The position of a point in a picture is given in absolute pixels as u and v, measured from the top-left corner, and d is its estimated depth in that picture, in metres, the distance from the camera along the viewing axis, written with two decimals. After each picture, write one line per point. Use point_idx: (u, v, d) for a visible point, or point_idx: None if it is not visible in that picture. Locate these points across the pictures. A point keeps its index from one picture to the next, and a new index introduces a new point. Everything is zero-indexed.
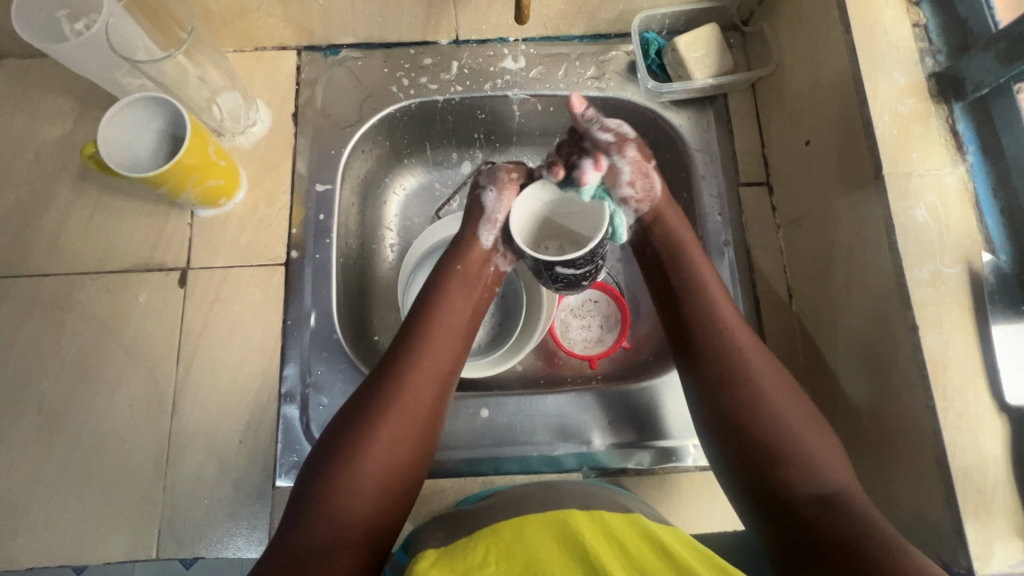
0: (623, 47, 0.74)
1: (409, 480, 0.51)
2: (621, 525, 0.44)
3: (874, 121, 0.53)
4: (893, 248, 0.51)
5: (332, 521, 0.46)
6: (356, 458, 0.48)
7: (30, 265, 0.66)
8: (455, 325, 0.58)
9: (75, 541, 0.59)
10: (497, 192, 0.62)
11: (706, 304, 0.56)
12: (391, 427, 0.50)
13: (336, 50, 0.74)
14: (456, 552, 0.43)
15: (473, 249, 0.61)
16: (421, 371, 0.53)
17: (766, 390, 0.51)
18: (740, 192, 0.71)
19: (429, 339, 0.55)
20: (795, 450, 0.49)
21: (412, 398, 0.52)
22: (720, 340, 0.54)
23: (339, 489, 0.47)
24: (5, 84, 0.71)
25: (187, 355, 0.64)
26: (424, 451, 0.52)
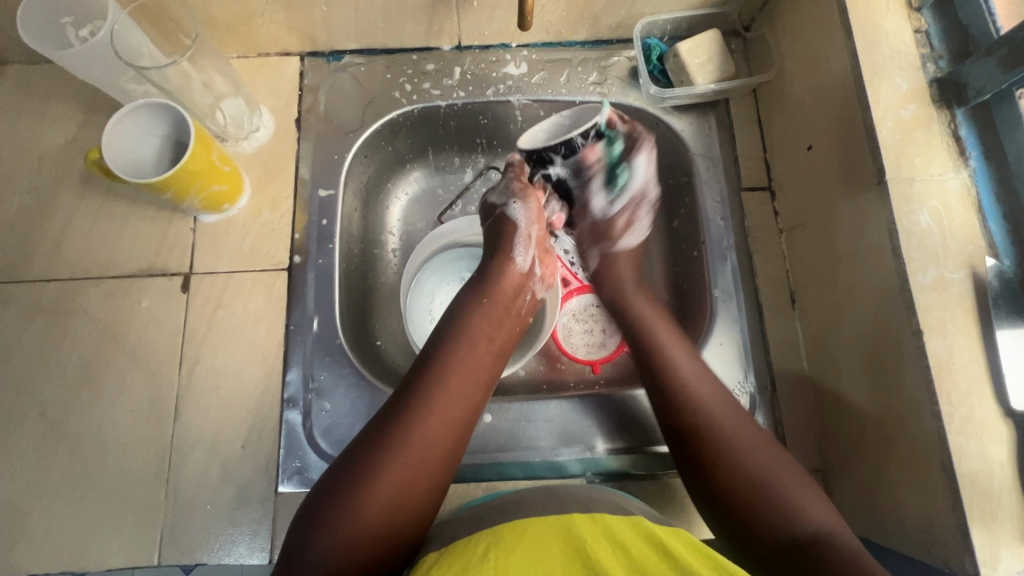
0: (625, 53, 0.75)
1: (415, 520, 0.49)
2: (623, 528, 0.44)
3: (876, 126, 0.53)
4: (896, 252, 0.51)
5: (328, 555, 0.45)
6: (377, 473, 0.48)
7: (33, 270, 0.66)
8: (476, 361, 0.56)
9: (76, 548, 0.59)
10: (519, 201, 0.67)
11: (645, 334, 0.62)
12: (402, 467, 0.49)
13: (339, 56, 0.74)
14: (458, 552, 0.43)
15: (505, 279, 0.63)
16: (449, 394, 0.53)
17: (717, 416, 0.54)
18: (742, 197, 0.71)
19: (448, 377, 0.54)
20: (753, 477, 0.50)
21: (426, 439, 0.50)
22: (676, 375, 0.57)
23: (354, 502, 0.47)
24: (10, 90, 0.71)
25: (189, 360, 0.64)
26: (434, 494, 0.50)
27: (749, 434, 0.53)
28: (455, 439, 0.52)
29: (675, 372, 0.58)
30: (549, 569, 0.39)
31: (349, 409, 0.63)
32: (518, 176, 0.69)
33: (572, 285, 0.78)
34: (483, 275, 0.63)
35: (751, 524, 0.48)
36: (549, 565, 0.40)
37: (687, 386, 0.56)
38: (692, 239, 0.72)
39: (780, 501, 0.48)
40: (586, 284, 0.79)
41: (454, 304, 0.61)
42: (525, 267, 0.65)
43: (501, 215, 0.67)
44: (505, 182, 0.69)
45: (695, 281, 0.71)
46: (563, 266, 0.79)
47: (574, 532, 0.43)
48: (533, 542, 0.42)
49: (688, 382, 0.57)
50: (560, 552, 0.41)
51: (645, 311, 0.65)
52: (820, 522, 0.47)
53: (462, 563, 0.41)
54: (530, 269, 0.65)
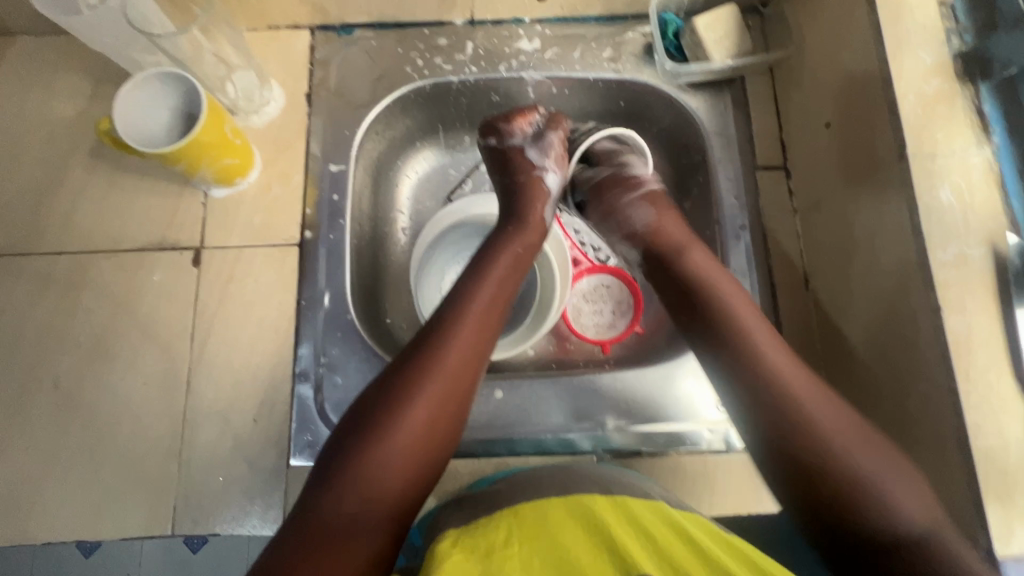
0: (640, 28, 0.73)
1: (437, 457, 0.50)
2: (650, 517, 0.44)
3: (899, 101, 0.52)
4: (917, 229, 0.50)
5: (361, 496, 0.46)
6: (382, 441, 0.47)
7: (44, 243, 0.66)
8: (493, 305, 0.56)
9: (90, 516, 0.59)
10: (555, 169, 0.66)
11: (733, 320, 0.53)
12: (426, 402, 0.49)
13: (350, 30, 0.73)
14: (477, 530, 0.44)
15: (528, 225, 0.62)
16: (455, 354, 0.52)
17: (809, 401, 0.49)
18: (757, 176, 0.70)
19: (464, 321, 0.53)
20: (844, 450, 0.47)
21: (447, 377, 0.51)
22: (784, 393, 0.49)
23: (370, 469, 0.47)
24: (18, 61, 0.70)
25: (201, 334, 0.64)
26: (450, 431, 0.51)
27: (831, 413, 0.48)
28: (460, 395, 0.51)
29: (781, 390, 0.50)
30: (575, 558, 0.40)
31: (360, 384, 0.63)
32: (563, 138, 0.67)
33: (583, 265, 0.79)
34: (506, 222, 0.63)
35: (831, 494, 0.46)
36: (575, 553, 0.41)
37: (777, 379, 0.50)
38: (705, 218, 0.72)
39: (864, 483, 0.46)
40: (596, 264, 0.79)
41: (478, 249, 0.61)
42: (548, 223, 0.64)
43: (530, 172, 0.65)
44: (546, 137, 0.66)
45: None
46: (574, 246, 0.79)
47: (597, 517, 0.43)
48: (555, 523, 0.43)
49: (765, 355, 0.51)
50: (585, 537, 0.42)
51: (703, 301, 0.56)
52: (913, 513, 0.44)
53: (483, 551, 0.41)
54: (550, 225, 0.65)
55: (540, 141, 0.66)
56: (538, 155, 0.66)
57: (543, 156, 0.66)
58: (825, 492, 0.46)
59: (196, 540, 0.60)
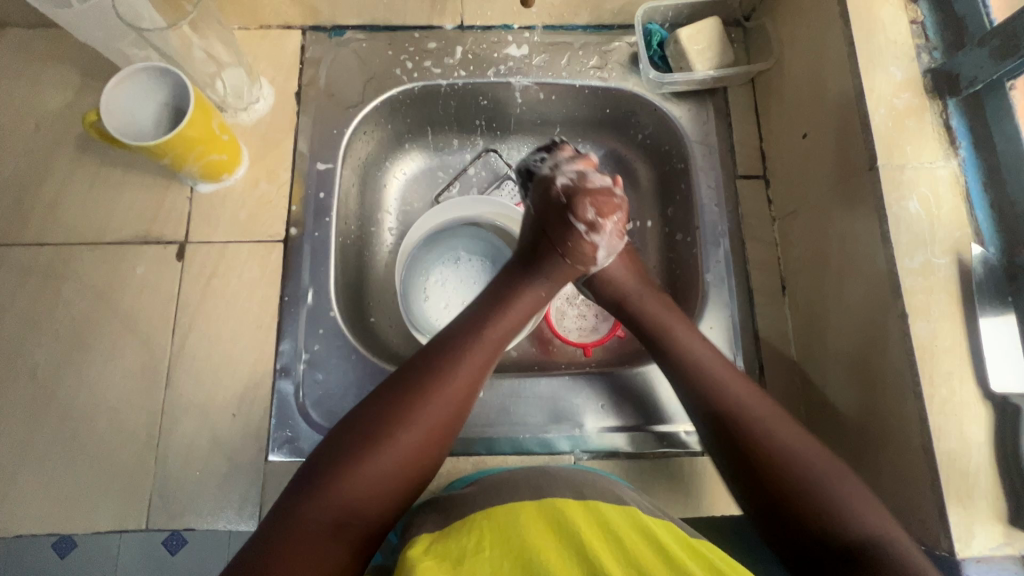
0: (626, 38, 0.75)
1: (423, 473, 0.50)
2: (618, 519, 0.45)
3: (870, 114, 0.54)
4: (885, 238, 0.52)
5: (339, 501, 0.46)
6: (372, 455, 0.47)
7: (26, 234, 0.66)
8: (499, 335, 0.57)
9: (63, 509, 0.59)
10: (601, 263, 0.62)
11: (684, 354, 0.57)
12: (424, 420, 0.50)
13: (340, 31, 0.74)
14: (450, 536, 0.45)
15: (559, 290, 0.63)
16: (460, 377, 0.53)
17: (776, 426, 0.50)
18: (737, 184, 0.72)
19: (472, 345, 0.55)
20: (804, 472, 0.48)
21: (448, 397, 0.51)
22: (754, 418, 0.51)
23: (355, 475, 0.47)
24: (8, 53, 0.71)
25: (182, 328, 0.64)
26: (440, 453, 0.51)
27: (787, 433, 0.50)
28: (455, 420, 0.52)
29: (750, 418, 0.51)
30: (541, 557, 0.41)
31: (341, 381, 0.64)
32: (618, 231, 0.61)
33: None
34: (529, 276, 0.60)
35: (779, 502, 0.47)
36: (541, 554, 0.41)
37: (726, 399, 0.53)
38: (686, 225, 0.74)
39: (819, 496, 0.46)
40: None
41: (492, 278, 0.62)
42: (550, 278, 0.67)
43: (585, 267, 0.62)
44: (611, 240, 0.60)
45: (690, 267, 0.72)
46: None
47: (567, 521, 0.44)
48: (524, 529, 0.44)
49: (724, 384, 0.54)
50: (553, 540, 0.43)
51: (677, 329, 0.59)
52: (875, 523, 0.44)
53: (454, 557, 0.42)
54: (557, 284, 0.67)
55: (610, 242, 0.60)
56: (605, 255, 0.61)
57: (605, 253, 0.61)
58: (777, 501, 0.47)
59: (176, 539, 0.59)
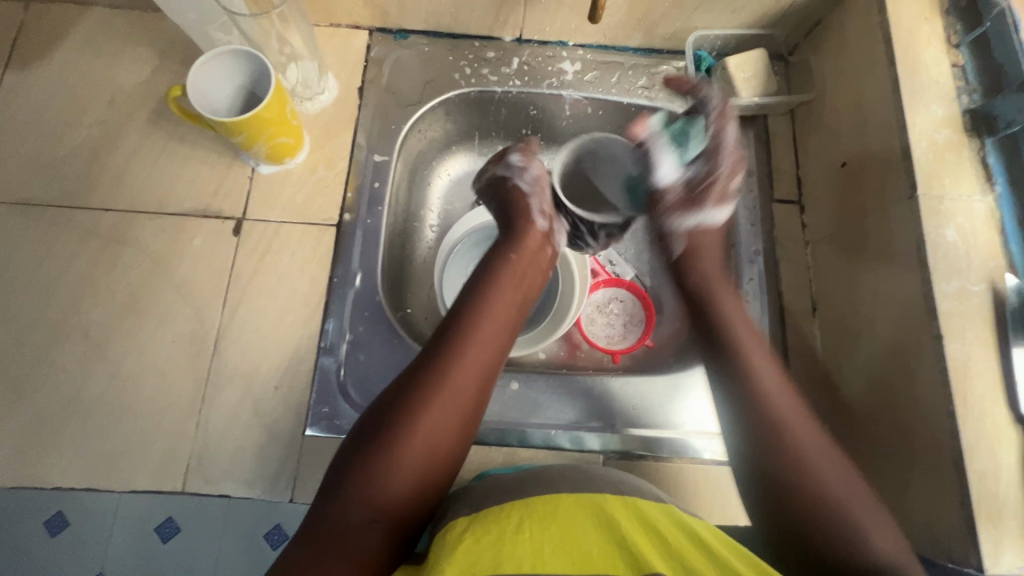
0: (674, 63, 0.79)
1: (445, 462, 0.50)
2: (660, 517, 0.45)
3: (912, 146, 0.57)
4: (923, 262, 0.54)
5: (367, 500, 0.46)
6: (396, 452, 0.48)
7: (92, 199, 0.69)
8: (501, 317, 0.57)
9: (103, 465, 0.60)
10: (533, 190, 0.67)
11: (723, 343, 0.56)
12: (433, 412, 0.50)
13: (405, 35, 0.78)
14: (488, 515, 0.45)
15: (530, 234, 0.64)
16: (464, 365, 0.52)
17: (801, 433, 0.50)
18: (773, 207, 0.74)
19: (474, 330, 0.55)
20: (822, 481, 0.48)
21: (454, 388, 0.51)
22: (783, 427, 0.51)
23: (379, 474, 0.47)
24: (91, 29, 0.75)
25: (233, 299, 0.66)
26: (461, 441, 0.52)
27: (814, 444, 0.50)
28: (466, 408, 0.52)
29: (777, 419, 0.51)
30: (587, 555, 0.41)
31: (381, 363, 0.65)
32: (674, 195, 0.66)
33: (600, 277, 0.82)
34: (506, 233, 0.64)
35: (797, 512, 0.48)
36: (588, 551, 0.41)
37: (761, 398, 0.52)
38: (722, 243, 0.76)
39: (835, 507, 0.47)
40: (612, 278, 0.82)
41: (485, 257, 0.63)
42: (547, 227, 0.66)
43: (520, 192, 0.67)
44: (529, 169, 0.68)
45: None
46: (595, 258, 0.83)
47: (613, 517, 0.44)
48: (565, 516, 0.44)
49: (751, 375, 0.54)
50: (599, 538, 0.43)
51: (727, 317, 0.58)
52: (886, 547, 0.45)
53: (495, 536, 0.42)
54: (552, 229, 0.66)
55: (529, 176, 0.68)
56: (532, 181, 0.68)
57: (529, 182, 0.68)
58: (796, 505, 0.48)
59: (169, 527, 0.59)
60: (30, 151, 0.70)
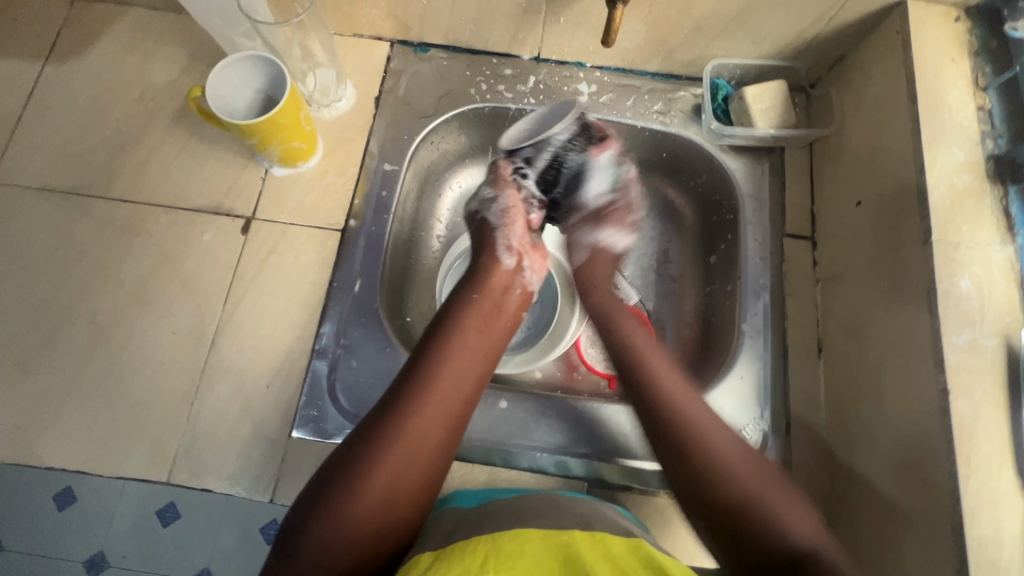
0: (692, 89, 0.78)
1: (404, 512, 0.49)
2: (627, 555, 0.44)
3: (928, 190, 0.55)
4: (932, 312, 0.52)
5: (322, 553, 0.46)
6: (347, 505, 0.47)
7: (112, 190, 0.71)
8: (465, 361, 0.56)
9: (95, 449, 0.62)
10: (501, 221, 0.69)
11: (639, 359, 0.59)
12: (386, 466, 0.49)
13: (425, 48, 0.79)
14: (453, 553, 0.44)
15: (494, 275, 0.64)
16: (420, 415, 0.52)
17: (709, 428, 0.53)
18: (784, 241, 0.72)
19: (433, 376, 0.54)
20: (765, 505, 0.48)
21: (410, 437, 0.50)
22: (688, 420, 0.53)
23: (333, 528, 0.46)
24: (128, 29, 0.78)
25: (235, 296, 0.68)
26: (422, 489, 0.51)
27: (751, 465, 0.51)
28: (422, 458, 0.51)
29: (700, 433, 0.52)
30: None
31: (373, 370, 0.65)
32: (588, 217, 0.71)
33: None
34: (472, 273, 0.65)
35: (747, 533, 0.47)
36: None
37: (681, 414, 0.54)
38: (729, 273, 0.75)
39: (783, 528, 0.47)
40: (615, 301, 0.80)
41: (447, 300, 0.62)
42: (512, 267, 0.66)
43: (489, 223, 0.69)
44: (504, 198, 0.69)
45: (727, 316, 0.73)
46: None
47: (576, 554, 0.43)
48: (533, 555, 0.43)
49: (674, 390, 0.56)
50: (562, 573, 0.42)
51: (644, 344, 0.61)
52: (799, 525, 0.47)
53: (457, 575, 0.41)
54: (516, 269, 0.66)
55: (496, 206, 0.69)
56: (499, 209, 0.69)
57: (499, 217, 0.69)
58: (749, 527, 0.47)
59: (170, 512, 0.60)
60: (60, 140, 0.73)
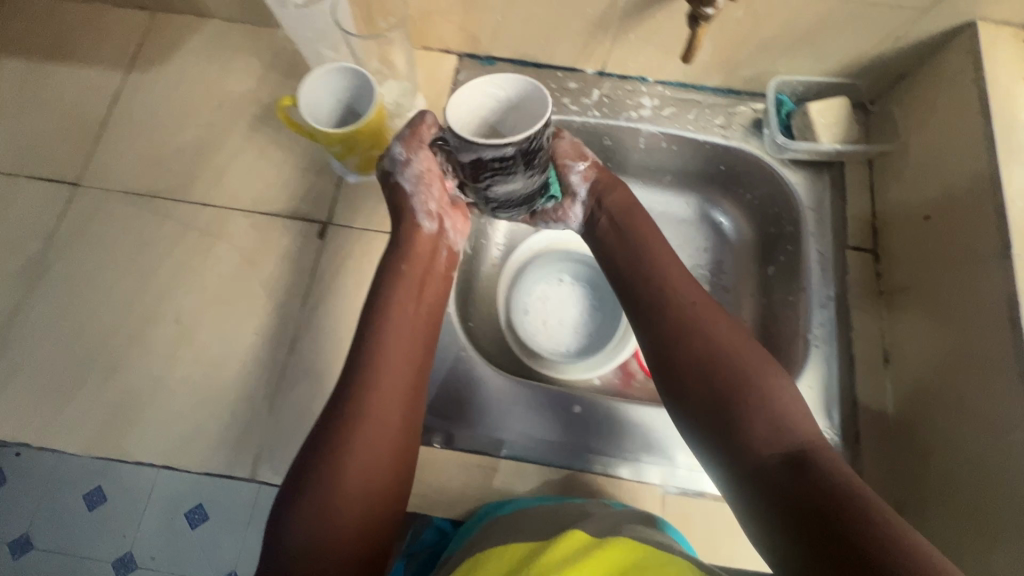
0: (752, 104, 0.80)
1: (388, 473, 0.53)
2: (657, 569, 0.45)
3: (1006, 205, 0.57)
4: (1015, 323, 0.54)
5: (320, 512, 0.48)
6: (334, 471, 0.50)
7: (193, 194, 0.74)
8: (412, 329, 0.59)
9: (180, 445, 0.64)
10: (412, 184, 0.63)
11: (656, 272, 0.61)
12: (361, 433, 0.52)
13: (492, 62, 0.82)
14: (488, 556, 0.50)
15: (418, 238, 0.63)
16: (385, 382, 0.55)
17: (714, 333, 0.56)
18: (847, 253, 0.74)
19: (379, 342, 0.57)
20: (770, 402, 0.51)
21: (379, 403, 0.54)
22: (698, 333, 0.56)
23: (327, 490, 0.49)
24: (207, 39, 0.81)
25: (313, 298, 0.70)
26: (400, 448, 0.54)
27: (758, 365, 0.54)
28: (392, 421, 0.54)
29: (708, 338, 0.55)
30: None
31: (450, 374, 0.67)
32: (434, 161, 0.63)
33: None
34: (395, 239, 0.64)
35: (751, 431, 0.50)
36: None
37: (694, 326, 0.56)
38: (791, 284, 0.76)
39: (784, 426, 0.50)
40: None
41: (377, 272, 0.62)
42: (434, 230, 0.65)
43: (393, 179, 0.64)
44: (412, 161, 0.62)
45: (789, 326, 0.75)
46: None
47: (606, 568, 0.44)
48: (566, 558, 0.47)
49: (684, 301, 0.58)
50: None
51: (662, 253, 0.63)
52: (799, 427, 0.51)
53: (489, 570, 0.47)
54: (438, 230, 0.65)
55: (406, 170, 0.63)
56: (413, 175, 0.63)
57: (413, 184, 0.63)
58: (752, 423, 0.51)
59: (198, 514, 0.67)
60: (143, 145, 0.76)
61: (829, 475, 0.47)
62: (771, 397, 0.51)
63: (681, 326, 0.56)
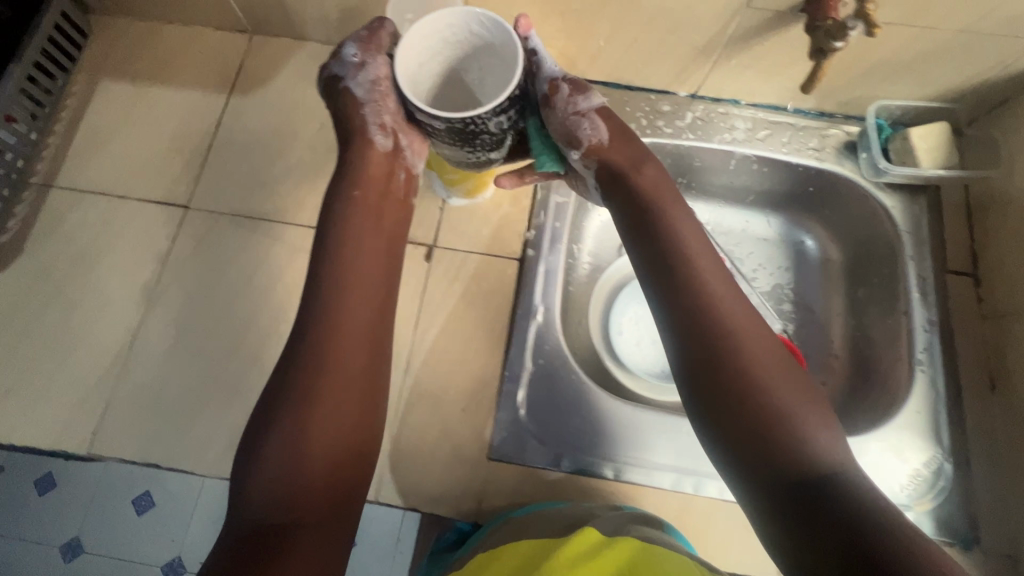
0: (845, 127, 0.81)
1: (358, 433, 0.51)
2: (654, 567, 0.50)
3: None
4: None
5: (285, 477, 0.47)
6: (300, 434, 0.48)
7: (300, 218, 0.75)
8: (370, 269, 0.56)
9: None
10: (359, 87, 0.56)
11: (672, 246, 0.54)
12: (328, 393, 0.50)
13: (585, 84, 0.83)
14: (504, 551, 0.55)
15: (369, 157, 0.57)
16: (348, 335, 0.52)
17: (733, 319, 0.51)
18: (947, 277, 0.75)
19: (343, 291, 0.53)
20: (777, 401, 0.48)
21: (342, 358, 0.51)
22: (716, 321, 0.51)
23: (293, 453, 0.48)
24: (303, 61, 0.82)
25: (424, 322, 0.71)
26: (365, 406, 0.52)
27: (770, 359, 0.50)
28: (358, 376, 0.52)
29: (719, 321, 0.51)
30: None
31: (562, 398, 0.67)
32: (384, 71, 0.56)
33: None
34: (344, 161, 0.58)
35: (758, 432, 0.47)
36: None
37: (710, 308, 0.51)
38: (888, 306, 0.76)
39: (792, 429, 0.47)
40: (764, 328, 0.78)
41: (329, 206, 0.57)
42: (387, 146, 0.57)
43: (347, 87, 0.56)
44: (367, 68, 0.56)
45: (887, 349, 0.75)
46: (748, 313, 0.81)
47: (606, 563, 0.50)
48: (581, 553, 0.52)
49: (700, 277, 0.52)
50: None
51: (676, 216, 0.56)
52: (811, 426, 0.47)
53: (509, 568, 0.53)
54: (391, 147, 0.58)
55: (360, 74, 0.56)
56: (362, 80, 0.56)
57: (364, 90, 0.56)
58: (760, 425, 0.47)
59: None
60: (248, 168, 0.77)
61: (843, 483, 0.44)
62: (770, 384, 0.48)
63: (697, 311, 0.51)
